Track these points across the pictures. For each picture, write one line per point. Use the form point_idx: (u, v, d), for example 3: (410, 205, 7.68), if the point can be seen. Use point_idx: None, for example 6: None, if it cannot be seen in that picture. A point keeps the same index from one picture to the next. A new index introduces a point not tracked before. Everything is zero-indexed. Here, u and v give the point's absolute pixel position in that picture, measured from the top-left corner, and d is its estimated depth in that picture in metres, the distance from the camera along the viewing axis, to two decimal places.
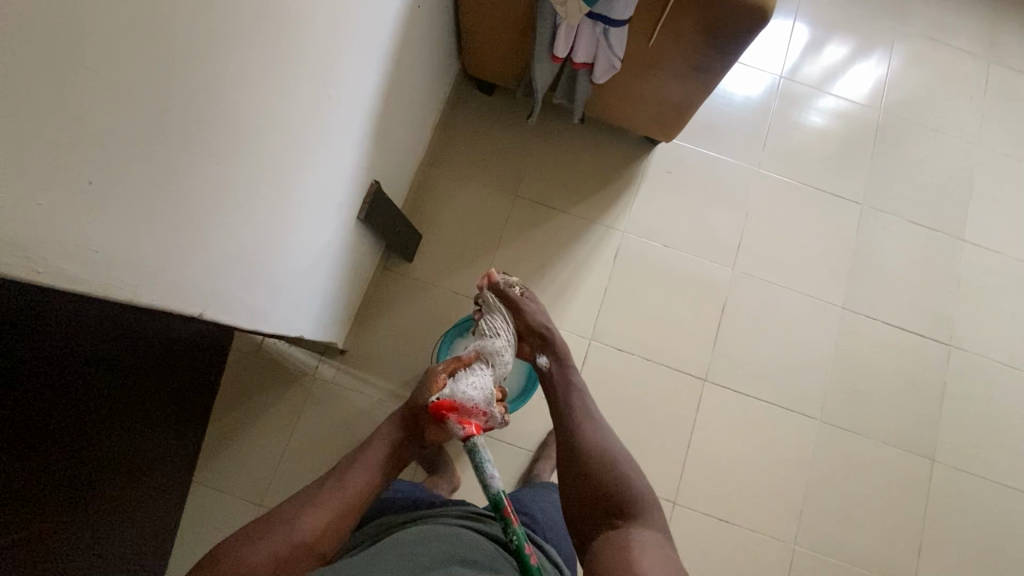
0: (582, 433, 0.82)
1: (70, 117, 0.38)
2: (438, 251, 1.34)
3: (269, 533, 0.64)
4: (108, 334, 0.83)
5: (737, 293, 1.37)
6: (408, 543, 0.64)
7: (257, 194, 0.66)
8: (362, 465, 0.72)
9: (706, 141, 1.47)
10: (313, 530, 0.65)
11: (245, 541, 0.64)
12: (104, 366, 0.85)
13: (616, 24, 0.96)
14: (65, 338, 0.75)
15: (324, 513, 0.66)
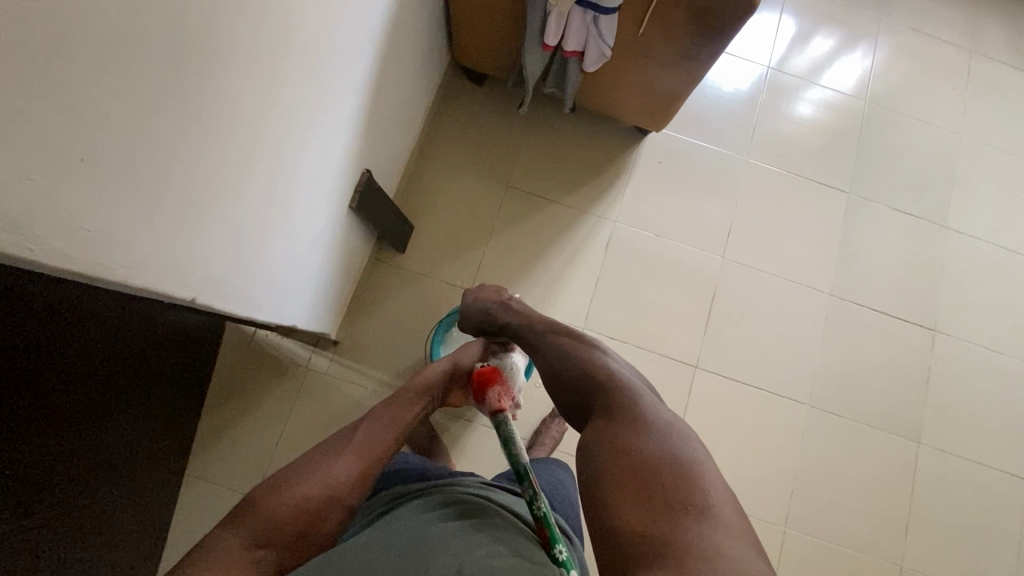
0: (555, 350, 0.80)
1: (63, 93, 0.38)
2: (430, 242, 1.34)
3: (298, 482, 0.67)
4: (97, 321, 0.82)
5: (727, 281, 1.39)
6: (436, 515, 0.65)
7: (250, 180, 0.66)
8: (390, 421, 0.78)
9: (696, 132, 1.48)
10: (344, 479, 0.69)
11: (276, 491, 0.66)
12: (89, 352, 0.84)
13: (606, 12, 0.97)
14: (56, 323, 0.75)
15: (355, 464, 0.71)
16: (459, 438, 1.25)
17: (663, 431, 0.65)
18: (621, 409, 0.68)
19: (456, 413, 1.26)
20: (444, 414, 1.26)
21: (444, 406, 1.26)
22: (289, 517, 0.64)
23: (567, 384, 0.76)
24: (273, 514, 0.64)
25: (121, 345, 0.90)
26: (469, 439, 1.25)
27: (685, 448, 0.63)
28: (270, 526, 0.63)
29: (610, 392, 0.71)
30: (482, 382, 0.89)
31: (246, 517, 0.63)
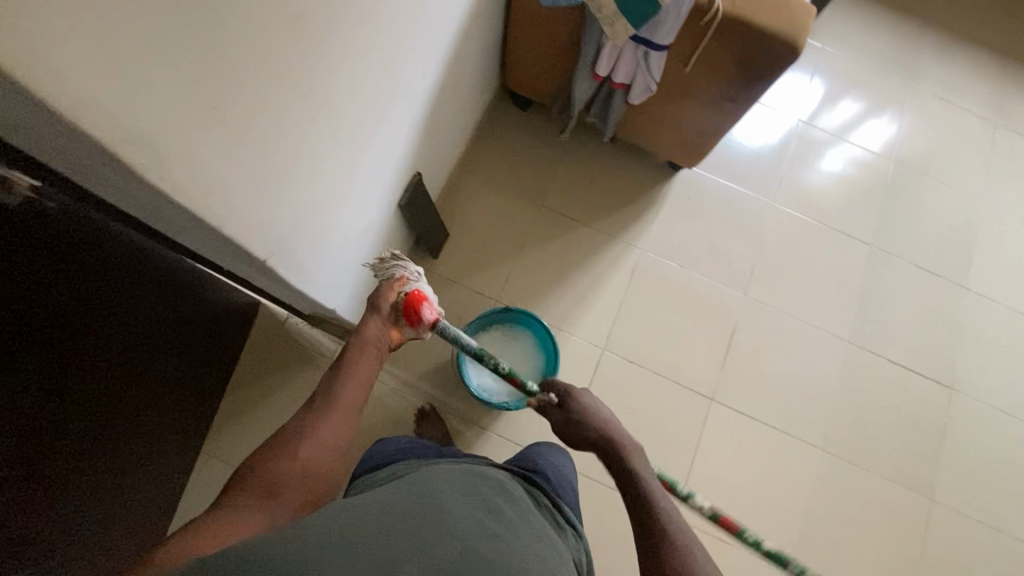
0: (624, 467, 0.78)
1: (214, 50, 0.43)
2: (463, 251, 1.39)
3: (287, 448, 0.70)
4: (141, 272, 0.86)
5: (748, 318, 1.41)
6: (465, 488, 0.66)
7: (326, 157, 0.71)
8: (362, 379, 0.81)
9: (726, 173, 1.54)
10: (331, 438, 0.74)
11: (272, 456, 0.69)
12: (132, 305, 0.87)
13: (658, 48, 1.03)
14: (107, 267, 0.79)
15: (338, 426, 0.75)
16: (472, 444, 1.26)
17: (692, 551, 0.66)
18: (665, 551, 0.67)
19: (471, 419, 1.28)
20: (459, 418, 1.28)
21: (460, 410, 1.28)
22: (289, 480, 0.67)
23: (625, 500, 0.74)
24: (272, 481, 0.66)
25: (159, 299, 0.93)
26: (482, 447, 1.26)
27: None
28: (271, 485, 0.66)
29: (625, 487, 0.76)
30: (406, 307, 0.87)
31: (247, 479, 0.66)
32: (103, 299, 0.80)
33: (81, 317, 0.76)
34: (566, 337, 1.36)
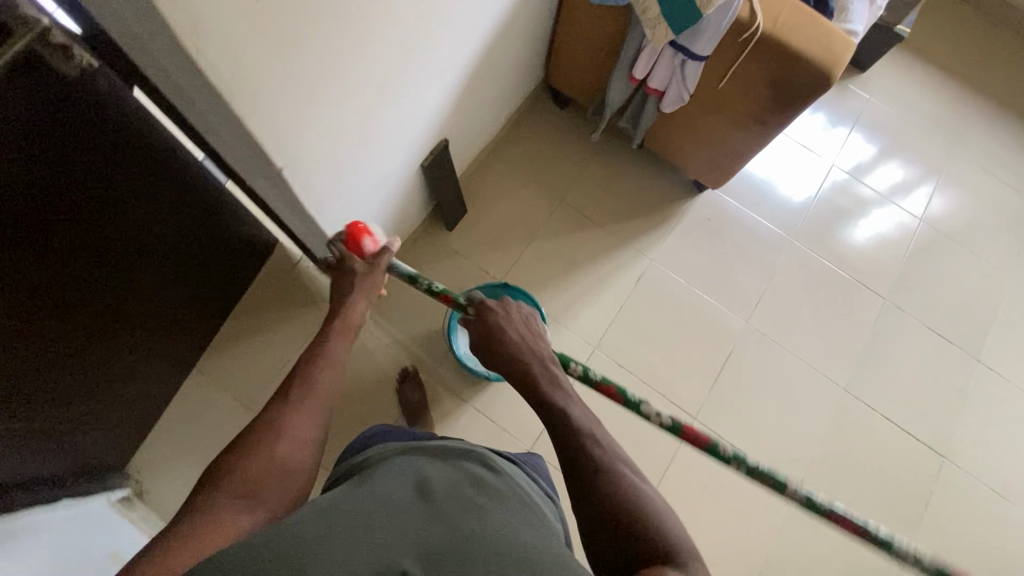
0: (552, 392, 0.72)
1: None
2: (477, 229, 1.43)
3: (261, 446, 0.67)
4: (177, 178, 0.92)
5: (746, 346, 1.40)
6: (431, 475, 0.58)
7: (357, 90, 0.76)
8: (332, 371, 0.79)
9: (749, 203, 1.54)
10: (309, 430, 0.72)
11: (240, 456, 0.66)
12: (159, 212, 0.93)
13: (695, 57, 1.06)
14: (143, 164, 0.84)
15: (315, 418, 0.73)
16: (448, 413, 1.28)
17: (628, 478, 0.62)
18: (608, 474, 0.62)
19: (452, 389, 1.30)
20: (441, 386, 1.30)
21: (443, 379, 1.31)
22: (268, 475, 0.65)
23: (556, 427, 0.68)
24: (249, 481, 0.64)
25: (188, 208, 0.98)
26: (460, 419, 1.28)
27: (658, 506, 0.60)
28: (244, 487, 0.63)
29: (555, 409, 0.69)
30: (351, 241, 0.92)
31: (216, 483, 0.63)
32: (133, 200, 0.86)
33: (111, 207, 0.82)
34: (561, 329, 1.37)
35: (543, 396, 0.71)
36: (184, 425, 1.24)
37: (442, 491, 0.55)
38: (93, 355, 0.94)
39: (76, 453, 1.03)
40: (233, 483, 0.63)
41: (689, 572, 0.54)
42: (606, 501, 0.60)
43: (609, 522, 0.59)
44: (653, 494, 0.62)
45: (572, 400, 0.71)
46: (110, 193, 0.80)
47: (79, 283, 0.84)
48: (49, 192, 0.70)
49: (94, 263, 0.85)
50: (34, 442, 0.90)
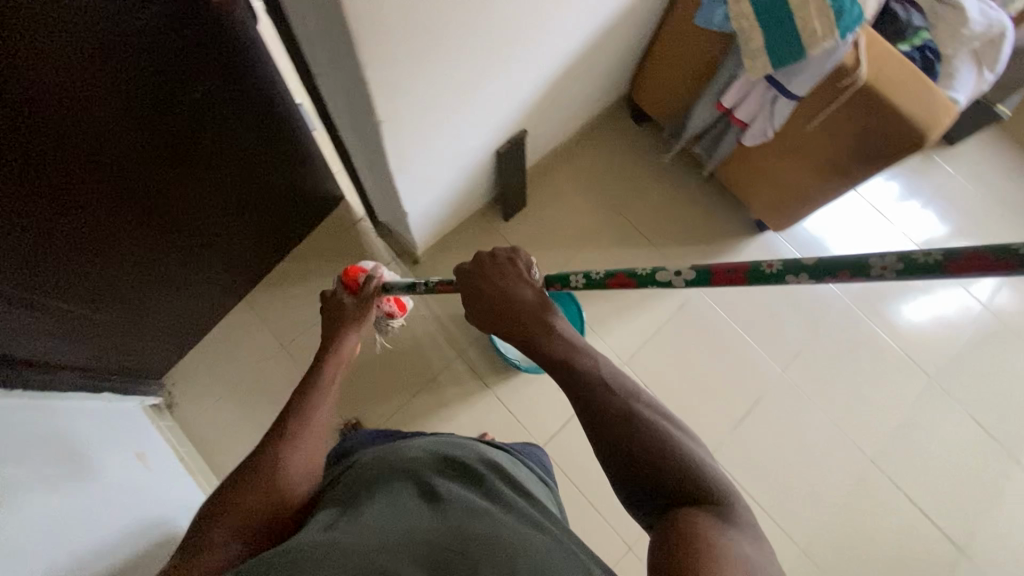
0: (558, 347, 0.69)
1: None
2: (532, 225, 1.45)
3: (256, 477, 0.72)
4: (266, 111, 0.95)
5: (778, 395, 1.37)
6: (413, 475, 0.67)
7: (462, 63, 0.78)
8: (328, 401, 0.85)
9: (809, 252, 1.51)
10: (310, 455, 0.77)
11: (236, 489, 0.71)
12: (243, 143, 0.97)
13: (788, 95, 1.05)
14: (240, 92, 0.87)
15: (316, 445, 0.78)
16: (470, 395, 1.30)
17: (650, 418, 0.63)
18: (631, 432, 0.62)
19: (478, 372, 1.32)
20: (468, 367, 1.32)
21: (472, 361, 1.33)
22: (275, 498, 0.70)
23: (572, 388, 0.67)
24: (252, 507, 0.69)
25: (270, 142, 1.03)
26: (480, 402, 1.30)
27: (683, 448, 0.62)
28: (241, 521, 0.68)
29: (566, 370, 0.68)
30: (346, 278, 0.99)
31: (213, 520, 0.67)
32: (224, 124, 0.90)
33: (206, 130, 0.88)
34: (595, 338, 1.37)
35: (547, 354, 0.69)
36: (223, 350, 1.29)
37: (421, 496, 0.63)
38: (153, 266, 1.02)
39: (116, 347, 1.08)
40: (229, 518, 0.68)
41: (722, 516, 0.57)
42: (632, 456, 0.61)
43: (637, 478, 0.61)
44: (676, 427, 0.64)
45: (579, 350, 0.69)
46: (211, 114, 0.86)
47: (159, 194, 0.90)
48: (158, 96, 0.76)
49: (175, 175, 0.90)
50: (81, 327, 0.97)
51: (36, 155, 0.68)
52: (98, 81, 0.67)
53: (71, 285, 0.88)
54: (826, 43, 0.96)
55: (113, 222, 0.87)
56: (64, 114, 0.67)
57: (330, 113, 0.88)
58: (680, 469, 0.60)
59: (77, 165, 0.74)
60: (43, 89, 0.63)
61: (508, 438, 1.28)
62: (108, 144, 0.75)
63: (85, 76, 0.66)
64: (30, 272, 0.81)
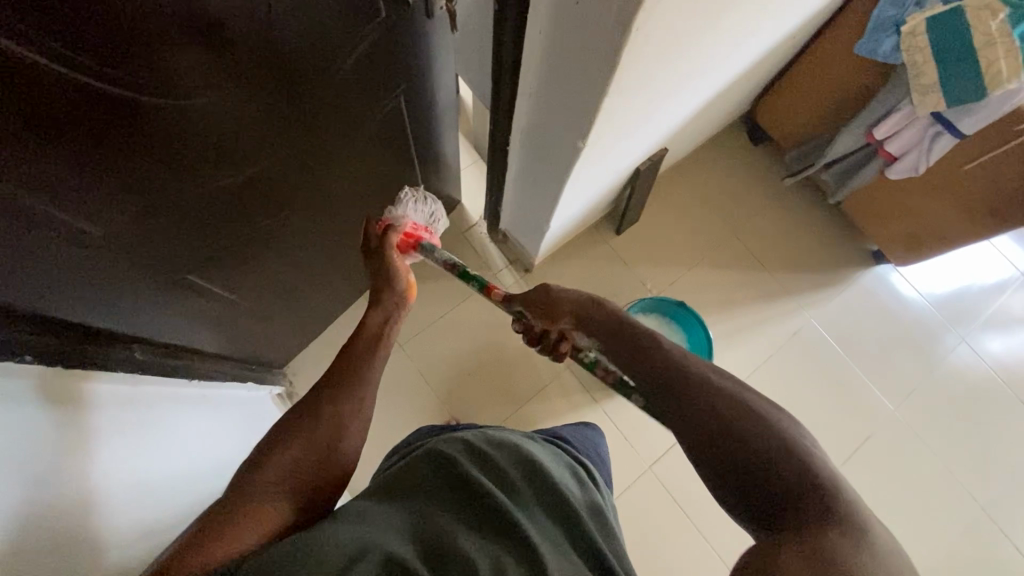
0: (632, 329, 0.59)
1: None
2: (644, 241, 1.43)
3: (293, 443, 0.68)
4: (427, 112, 0.94)
5: (887, 433, 1.34)
6: (437, 465, 0.59)
7: (661, 88, 0.77)
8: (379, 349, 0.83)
9: (926, 288, 1.45)
10: (355, 412, 0.74)
11: (263, 459, 0.66)
12: (404, 146, 0.96)
13: (954, 133, 1.02)
14: (416, 91, 0.85)
15: (361, 407, 0.75)
16: (579, 408, 1.30)
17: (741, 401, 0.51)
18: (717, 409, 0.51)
19: (587, 386, 1.32)
20: (578, 380, 1.32)
21: (582, 375, 1.33)
22: (318, 462, 0.68)
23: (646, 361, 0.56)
24: (294, 471, 0.65)
25: (423, 147, 1.02)
26: (588, 417, 1.30)
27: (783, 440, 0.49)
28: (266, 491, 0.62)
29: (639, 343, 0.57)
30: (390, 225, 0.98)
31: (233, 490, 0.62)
32: (396, 125, 0.88)
33: (381, 128, 0.85)
34: None
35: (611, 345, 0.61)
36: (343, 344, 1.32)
37: (443, 494, 0.56)
38: (305, 266, 1.02)
39: (250, 342, 1.06)
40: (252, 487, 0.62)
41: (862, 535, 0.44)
42: (690, 438, 0.52)
43: (723, 462, 0.50)
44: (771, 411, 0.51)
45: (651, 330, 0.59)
46: (391, 114, 0.84)
47: (316, 189, 0.85)
48: (350, 91, 0.72)
49: (346, 174, 0.88)
50: (228, 319, 0.93)
51: (234, 136, 0.62)
52: (316, 63, 0.63)
53: (241, 279, 0.87)
54: (1009, 85, 0.92)
55: (279, 218, 0.83)
56: (275, 94, 0.62)
57: (512, 126, 0.88)
58: (756, 445, 0.49)
59: (263, 150, 0.68)
60: (271, 65, 0.58)
61: (614, 454, 1.28)
62: (298, 139, 0.71)
63: (302, 56, 0.60)
64: (203, 258, 0.76)
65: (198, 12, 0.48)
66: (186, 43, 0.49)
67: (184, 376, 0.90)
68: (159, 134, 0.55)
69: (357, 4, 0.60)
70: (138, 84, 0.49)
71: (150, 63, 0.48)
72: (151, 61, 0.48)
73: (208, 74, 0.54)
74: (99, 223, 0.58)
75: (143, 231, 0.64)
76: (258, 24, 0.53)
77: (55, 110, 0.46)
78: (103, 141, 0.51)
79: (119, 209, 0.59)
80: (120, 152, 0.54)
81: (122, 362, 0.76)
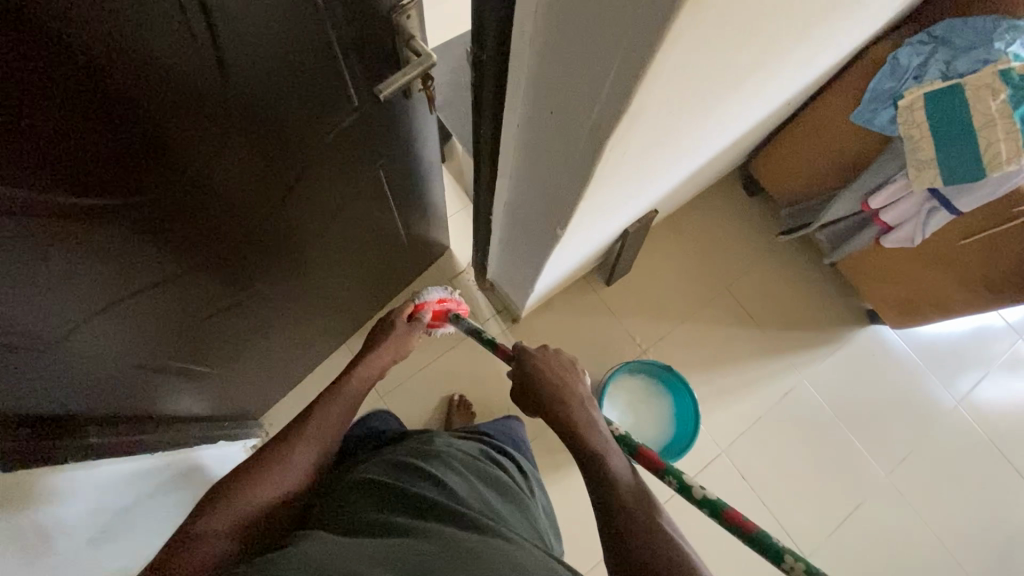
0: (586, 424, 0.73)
1: (698, 72, 0.48)
2: (635, 294, 1.41)
3: (272, 468, 0.74)
4: (411, 174, 0.94)
5: (877, 500, 1.31)
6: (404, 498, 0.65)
7: (645, 172, 0.75)
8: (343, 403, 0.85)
9: (921, 350, 1.42)
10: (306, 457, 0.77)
11: (243, 478, 0.72)
12: (388, 206, 0.96)
13: (951, 210, 0.99)
14: (399, 158, 0.86)
15: (336, 433, 0.82)
16: (562, 467, 1.27)
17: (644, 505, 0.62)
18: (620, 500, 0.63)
19: None
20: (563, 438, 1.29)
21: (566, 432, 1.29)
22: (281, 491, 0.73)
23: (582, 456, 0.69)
24: (244, 511, 0.69)
25: (404, 203, 1.01)
26: (569, 477, 1.27)
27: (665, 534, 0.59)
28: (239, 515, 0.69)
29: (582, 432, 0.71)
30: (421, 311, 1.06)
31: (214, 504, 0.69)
32: (378, 190, 0.89)
33: (364, 194, 0.86)
34: None
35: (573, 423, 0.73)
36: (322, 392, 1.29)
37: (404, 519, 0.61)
38: (280, 326, 1.00)
39: (224, 399, 1.03)
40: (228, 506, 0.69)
41: None
42: (602, 523, 0.62)
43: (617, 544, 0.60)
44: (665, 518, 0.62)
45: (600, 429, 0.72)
46: (370, 185, 0.85)
47: (297, 258, 0.86)
48: (329, 164, 0.73)
49: (327, 238, 0.89)
50: (196, 383, 0.90)
51: (214, 219, 0.65)
52: (292, 142, 0.64)
53: (222, 344, 0.88)
54: (1008, 167, 0.90)
55: (260, 285, 0.84)
56: (254, 179, 0.64)
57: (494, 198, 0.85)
58: (648, 537, 0.59)
59: (239, 223, 0.69)
60: (246, 154, 0.60)
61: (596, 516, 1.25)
62: (276, 211, 0.72)
63: (276, 138, 0.61)
64: (178, 329, 0.76)
65: (171, 115, 0.50)
66: (163, 142, 0.52)
67: (146, 453, 0.83)
68: (144, 225, 0.57)
69: (332, 89, 0.61)
70: (121, 186, 0.52)
71: (118, 156, 0.49)
72: (132, 165, 0.51)
73: (187, 169, 0.56)
74: (70, 310, 0.58)
75: (128, 313, 0.65)
76: (232, 112, 0.54)
77: (25, 212, 0.46)
78: (90, 242, 0.54)
79: (91, 292, 0.58)
80: (107, 248, 0.56)
81: (71, 449, 0.68)
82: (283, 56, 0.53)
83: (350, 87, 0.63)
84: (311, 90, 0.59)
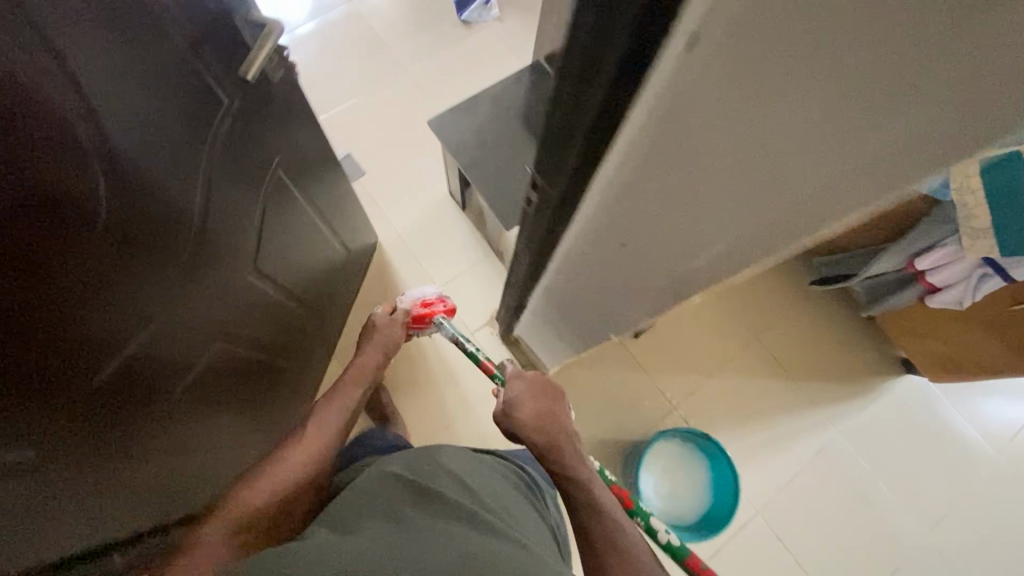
0: (565, 461, 0.74)
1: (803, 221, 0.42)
2: (665, 345, 1.36)
3: (267, 471, 0.85)
4: (242, 153, 0.77)
5: (918, 561, 1.26)
6: (384, 502, 0.73)
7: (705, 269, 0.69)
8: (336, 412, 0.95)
9: (960, 401, 1.37)
10: (305, 461, 0.87)
11: (248, 484, 0.83)
12: (244, 203, 0.81)
13: (1006, 278, 0.95)
14: (213, 140, 0.69)
15: (327, 435, 0.92)
16: None
17: (624, 539, 0.66)
18: (594, 539, 0.66)
19: None
20: None
21: None
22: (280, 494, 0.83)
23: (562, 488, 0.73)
24: (258, 496, 0.81)
25: (256, 188, 0.83)
26: None
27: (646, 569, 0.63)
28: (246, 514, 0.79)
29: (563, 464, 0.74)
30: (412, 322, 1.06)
31: (224, 508, 0.79)
32: (217, 190, 0.73)
33: (204, 203, 0.71)
34: None
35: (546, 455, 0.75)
36: None
37: (384, 518, 0.70)
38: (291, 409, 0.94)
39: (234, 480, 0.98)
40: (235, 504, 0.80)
41: None
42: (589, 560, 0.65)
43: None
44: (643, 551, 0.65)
45: (580, 459, 0.75)
46: (204, 191, 0.71)
47: (193, 299, 0.76)
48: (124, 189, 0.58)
49: (197, 282, 0.76)
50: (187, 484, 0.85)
51: (88, 261, 0.56)
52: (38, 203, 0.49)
53: (154, 445, 0.80)
54: None
55: (152, 370, 0.74)
56: (38, 275, 0.52)
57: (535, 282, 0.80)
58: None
59: (66, 326, 0.57)
60: (66, 164, 0.51)
61: None
62: (110, 280, 0.60)
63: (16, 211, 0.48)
64: (88, 459, 0.68)
65: (81, 195, 0.53)
66: (90, 225, 0.55)
67: None
68: (105, 308, 0.61)
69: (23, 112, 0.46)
70: (72, 279, 0.55)
71: None
72: None
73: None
74: None
75: (23, 468, 0.58)
76: None
77: None
78: None
79: None
80: None
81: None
82: (126, 79, 0.55)
83: (53, 76, 0.48)
84: (165, 100, 0.60)
